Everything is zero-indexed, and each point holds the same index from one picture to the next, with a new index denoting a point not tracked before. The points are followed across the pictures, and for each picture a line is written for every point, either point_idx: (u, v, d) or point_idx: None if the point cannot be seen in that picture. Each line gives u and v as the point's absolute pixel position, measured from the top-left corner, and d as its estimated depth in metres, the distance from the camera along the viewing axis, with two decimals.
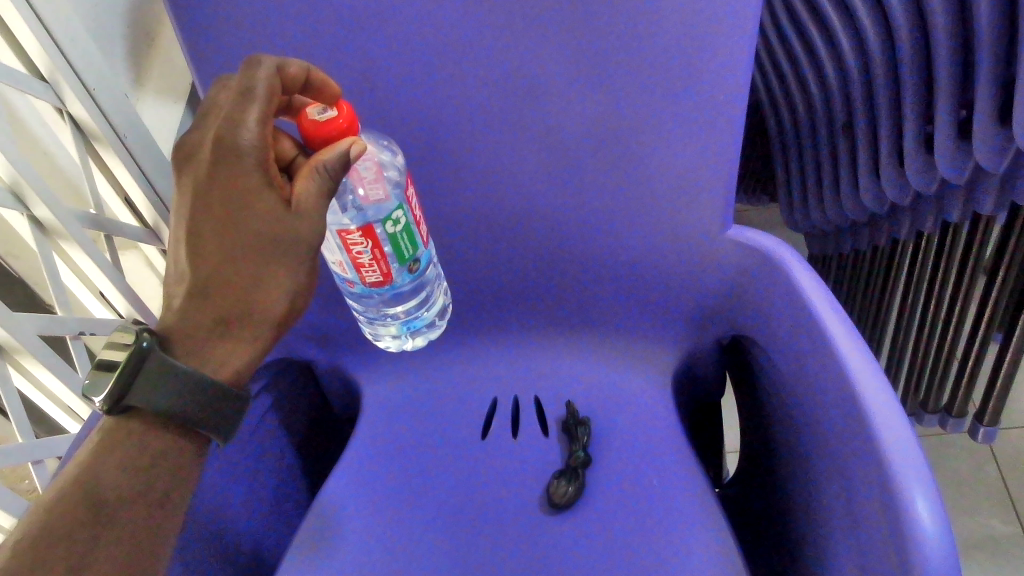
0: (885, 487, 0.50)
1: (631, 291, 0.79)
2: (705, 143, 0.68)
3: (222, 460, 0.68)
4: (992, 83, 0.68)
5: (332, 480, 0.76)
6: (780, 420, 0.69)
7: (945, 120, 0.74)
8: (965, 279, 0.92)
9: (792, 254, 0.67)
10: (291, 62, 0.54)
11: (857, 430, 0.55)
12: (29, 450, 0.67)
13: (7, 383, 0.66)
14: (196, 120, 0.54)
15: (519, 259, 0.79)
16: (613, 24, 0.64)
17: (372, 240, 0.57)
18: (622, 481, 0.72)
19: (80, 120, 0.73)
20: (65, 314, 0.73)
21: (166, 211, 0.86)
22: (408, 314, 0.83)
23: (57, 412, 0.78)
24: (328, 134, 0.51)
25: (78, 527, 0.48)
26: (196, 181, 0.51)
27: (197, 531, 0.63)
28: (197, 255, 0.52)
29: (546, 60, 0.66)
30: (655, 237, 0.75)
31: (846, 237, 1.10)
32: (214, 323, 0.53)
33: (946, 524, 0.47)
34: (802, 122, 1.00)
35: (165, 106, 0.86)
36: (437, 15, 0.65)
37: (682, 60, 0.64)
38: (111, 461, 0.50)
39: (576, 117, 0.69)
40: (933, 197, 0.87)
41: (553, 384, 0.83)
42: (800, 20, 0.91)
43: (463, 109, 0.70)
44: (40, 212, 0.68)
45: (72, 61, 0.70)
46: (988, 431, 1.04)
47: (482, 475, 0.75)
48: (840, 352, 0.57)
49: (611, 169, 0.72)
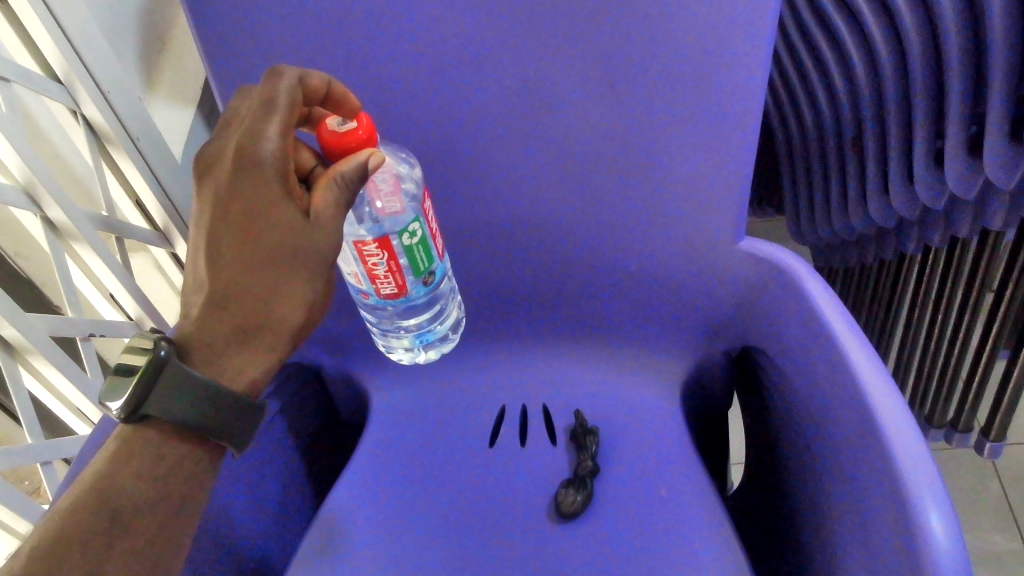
0: (898, 501, 0.50)
1: (639, 302, 0.79)
2: (718, 155, 0.68)
3: (231, 465, 0.68)
4: (1005, 99, 0.68)
5: (334, 494, 0.76)
6: (789, 434, 0.69)
7: (955, 138, 0.74)
8: (973, 295, 0.92)
9: (803, 268, 0.67)
10: (312, 74, 0.54)
11: (868, 446, 0.54)
12: (37, 450, 0.68)
13: (16, 384, 0.67)
14: (218, 129, 0.55)
15: (527, 268, 0.80)
16: (626, 34, 0.64)
17: (387, 251, 0.57)
18: (629, 492, 0.72)
19: (93, 121, 0.73)
20: (76, 315, 0.73)
21: (176, 214, 0.86)
22: (420, 326, 0.84)
23: (67, 414, 0.77)
24: (347, 144, 0.51)
25: (94, 535, 0.48)
26: (216, 190, 0.51)
27: (204, 535, 0.63)
28: (215, 263, 0.52)
29: (558, 67, 0.66)
30: (665, 249, 0.75)
31: (853, 250, 1.10)
32: (232, 333, 0.53)
33: (959, 538, 0.47)
34: (811, 136, 1.00)
35: (175, 109, 0.86)
36: (451, 24, 0.65)
37: (695, 73, 0.64)
38: (128, 470, 0.50)
39: (588, 128, 0.69)
40: (943, 212, 0.87)
41: (561, 392, 0.83)
42: (812, 33, 0.91)
43: (474, 120, 0.70)
44: (53, 213, 0.68)
45: (88, 63, 0.71)
46: (994, 446, 1.04)
47: (488, 484, 0.75)
48: (853, 368, 0.57)
49: (622, 180, 0.72)
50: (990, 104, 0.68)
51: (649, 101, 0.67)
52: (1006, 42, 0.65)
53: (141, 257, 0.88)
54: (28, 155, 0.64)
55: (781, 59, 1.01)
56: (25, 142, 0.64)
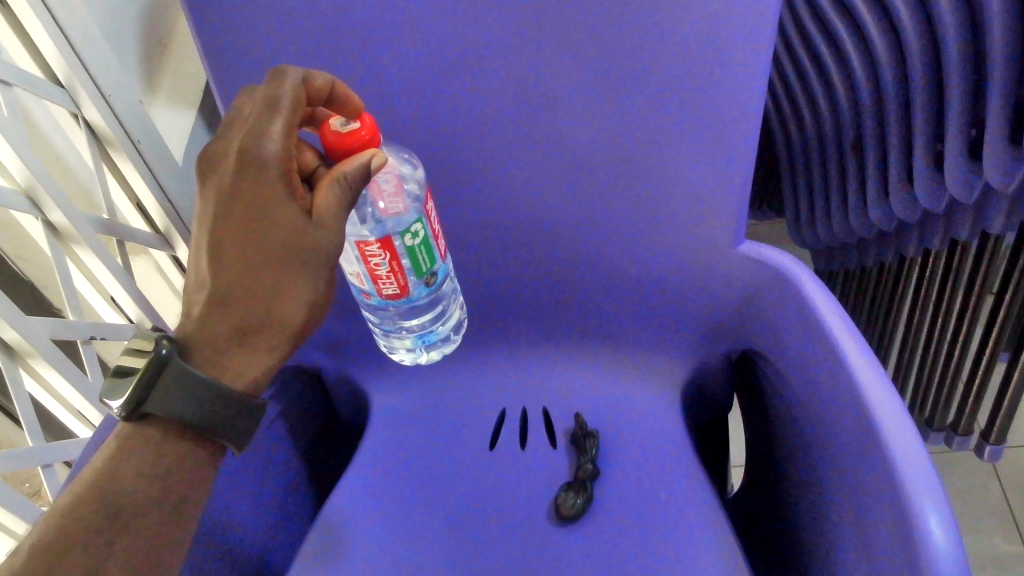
0: (898, 502, 0.50)
1: (640, 304, 0.80)
2: (719, 157, 0.68)
3: (231, 467, 0.68)
4: (1005, 102, 0.68)
5: (335, 496, 0.76)
6: (789, 437, 0.69)
7: (955, 142, 0.74)
8: (972, 299, 0.92)
9: (804, 270, 0.67)
10: (316, 75, 0.55)
11: (868, 447, 0.55)
12: (39, 453, 0.67)
13: (18, 386, 0.67)
14: (220, 128, 0.55)
15: (528, 271, 0.80)
16: (627, 37, 0.64)
17: (390, 252, 0.57)
18: (629, 495, 0.72)
19: (95, 124, 0.73)
20: (77, 318, 0.73)
21: (177, 217, 0.86)
22: (422, 327, 0.85)
23: (68, 416, 0.76)
24: (351, 145, 0.51)
25: (93, 534, 0.48)
26: (218, 190, 0.51)
27: (204, 538, 0.63)
28: (217, 262, 0.52)
29: (559, 69, 0.66)
30: (666, 252, 0.75)
31: (853, 253, 1.10)
32: (233, 332, 0.53)
33: (958, 539, 0.47)
34: (811, 139, 1.01)
35: (176, 112, 0.86)
36: (453, 27, 0.65)
37: (696, 77, 0.65)
38: (128, 468, 0.50)
39: (589, 130, 0.69)
40: (942, 215, 0.87)
41: (561, 395, 0.83)
42: (813, 36, 0.92)
43: (475, 122, 0.70)
44: (54, 216, 0.69)
45: (89, 67, 0.71)
46: (994, 450, 1.03)
47: (488, 487, 0.75)
48: (853, 369, 0.57)
49: (623, 183, 0.72)
50: (989, 106, 0.69)
51: (649, 104, 0.67)
52: (1005, 45, 0.65)
53: (141, 259, 0.88)
54: (30, 158, 0.64)
55: (781, 62, 1.01)
56: (26, 145, 0.64)
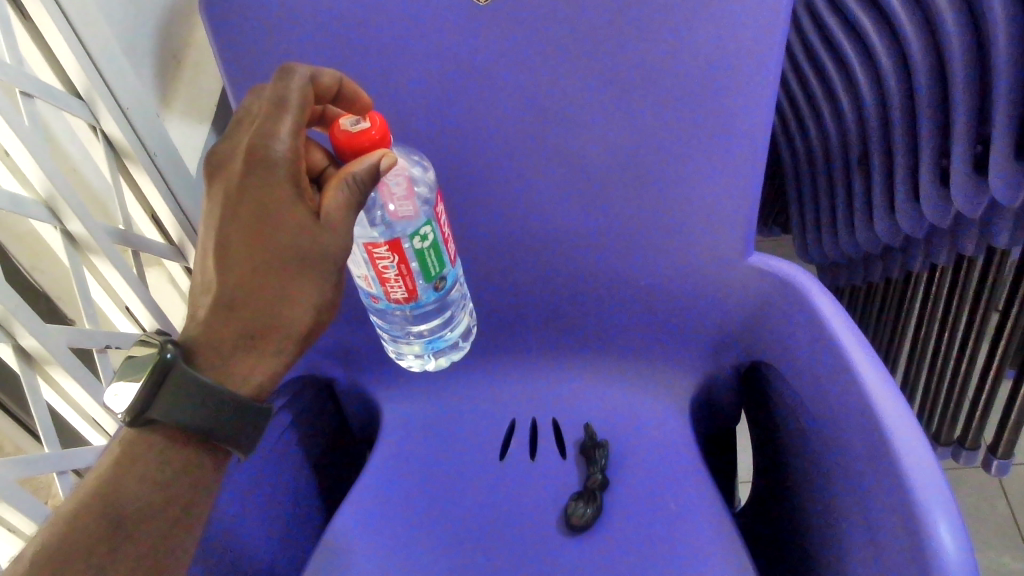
0: (911, 516, 0.49)
1: (648, 317, 0.79)
2: (728, 170, 0.68)
3: (240, 476, 0.68)
4: (1010, 117, 0.67)
5: (342, 510, 0.75)
6: (799, 451, 0.68)
7: (961, 158, 0.74)
8: (979, 314, 0.91)
9: (809, 278, 0.67)
10: (324, 74, 0.55)
11: (879, 458, 0.54)
12: (55, 461, 0.66)
13: (35, 394, 0.65)
14: (230, 127, 0.55)
15: (537, 283, 0.79)
16: (636, 50, 0.64)
17: (398, 255, 0.57)
18: (637, 507, 0.71)
19: (113, 136, 0.73)
20: (92, 325, 0.72)
21: (191, 228, 0.86)
22: (432, 332, 0.83)
23: (82, 424, 0.74)
24: (359, 145, 0.51)
25: (99, 541, 0.48)
26: (227, 190, 0.51)
27: (209, 548, 0.62)
28: (225, 265, 0.52)
29: (567, 83, 0.67)
30: (675, 265, 0.75)
31: (859, 268, 1.10)
32: (237, 337, 0.53)
33: (969, 550, 0.46)
34: (818, 155, 1.00)
35: (191, 126, 0.86)
36: (462, 41, 0.66)
37: (704, 90, 0.65)
38: (133, 474, 0.50)
39: (598, 142, 0.69)
40: (949, 231, 0.86)
41: (569, 407, 0.82)
42: (822, 51, 0.92)
43: (485, 134, 0.70)
44: (73, 225, 0.68)
45: (109, 80, 0.71)
46: (1002, 465, 1.02)
47: (495, 499, 0.74)
48: (862, 377, 0.57)
49: (634, 195, 0.72)
50: (994, 125, 0.68)
51: (657, 115, 0.67)
52: (1009, 61, 0.65)
53: (155, 270, 0.87)
54: (51, 170, 0.64)
55: (789, 76, 1.01)
56: (47, 157, 0.64)
